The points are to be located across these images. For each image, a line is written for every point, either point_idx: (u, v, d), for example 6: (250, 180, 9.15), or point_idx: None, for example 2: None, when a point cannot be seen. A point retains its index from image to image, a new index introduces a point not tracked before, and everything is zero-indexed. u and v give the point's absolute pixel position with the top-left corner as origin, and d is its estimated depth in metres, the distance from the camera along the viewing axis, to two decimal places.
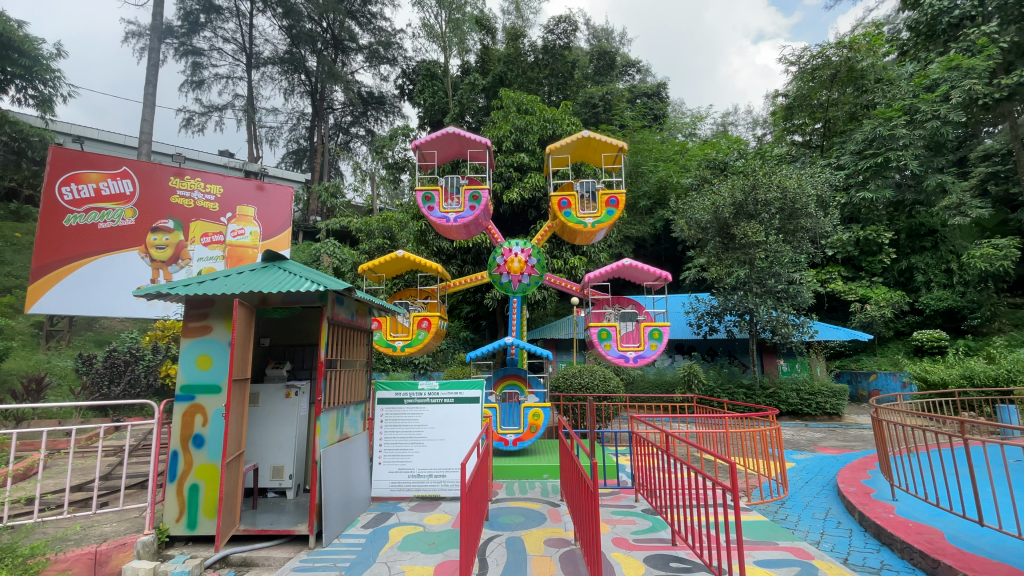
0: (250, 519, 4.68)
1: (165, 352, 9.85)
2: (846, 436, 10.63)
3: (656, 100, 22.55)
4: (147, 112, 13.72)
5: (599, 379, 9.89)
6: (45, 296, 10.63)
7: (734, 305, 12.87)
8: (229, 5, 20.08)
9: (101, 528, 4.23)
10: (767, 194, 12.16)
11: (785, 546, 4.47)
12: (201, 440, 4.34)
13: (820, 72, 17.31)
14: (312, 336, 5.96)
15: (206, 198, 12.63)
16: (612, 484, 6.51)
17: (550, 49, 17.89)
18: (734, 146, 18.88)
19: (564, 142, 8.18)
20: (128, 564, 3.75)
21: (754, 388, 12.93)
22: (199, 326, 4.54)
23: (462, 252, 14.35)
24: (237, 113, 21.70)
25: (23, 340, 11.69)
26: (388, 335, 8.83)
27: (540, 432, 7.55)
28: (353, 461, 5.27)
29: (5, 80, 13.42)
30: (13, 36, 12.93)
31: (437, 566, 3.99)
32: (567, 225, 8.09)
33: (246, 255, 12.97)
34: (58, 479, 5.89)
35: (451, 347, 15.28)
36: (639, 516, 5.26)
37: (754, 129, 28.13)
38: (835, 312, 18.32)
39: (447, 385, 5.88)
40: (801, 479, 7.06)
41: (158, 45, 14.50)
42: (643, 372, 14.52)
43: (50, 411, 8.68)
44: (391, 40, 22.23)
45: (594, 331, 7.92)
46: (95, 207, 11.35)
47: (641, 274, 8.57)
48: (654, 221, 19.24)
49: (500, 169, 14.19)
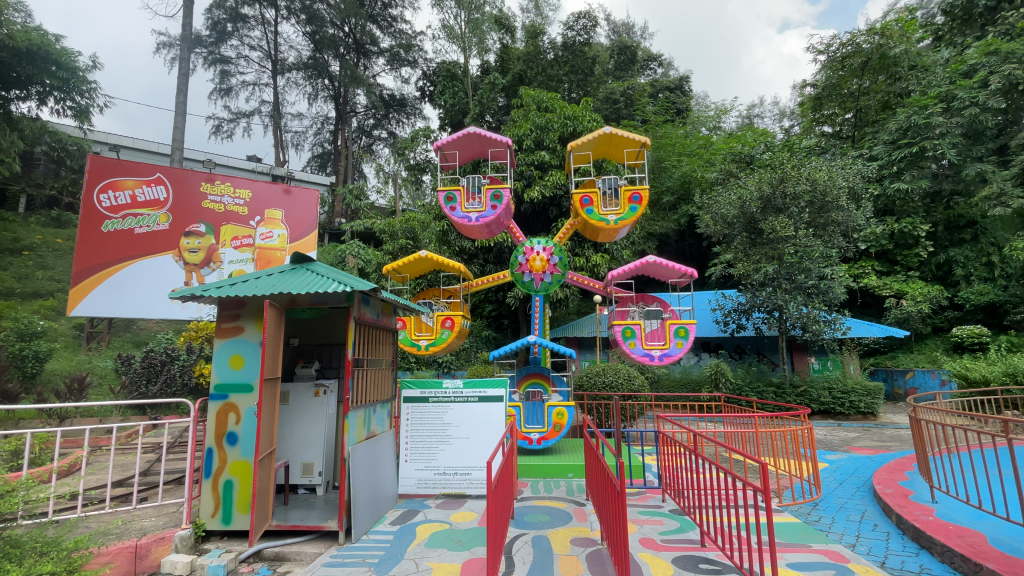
0: (282, 514, 4.79)
1: (199, 352, 10.15)
2: (882, 436, 10.25)
3: (678, 94, 22.05)
4: (178, 120, 14.15)
5: (624, 378, 9.76)
6: (86, 300, 11.04)
7: (762, 302, 12.51)
8: (254, 13, 20.54)
9: (141, 522, 4.39)
10: (796, 187, 11.86)
11: (819, 549, 4.34)
12: (235, 437, 4.46)
13: (851, 60, 16.72)
14: (339, 336, 6.07)
15: (236, 203, 12.99)
16: (639, 484, 6.43)
17: (569, 46, 17.89)
18: (761, 139, 18.47)
19: (585, 138, 8.09)
20: (167, 558, 3.86)
21: (784, 386, 12.60)
22: (232, 326, 4.67)
23: (483, 251, 14.48)
24: (264, 119, 22.20)
25: (65, 342, 12.24)
26: (413, 334, 8.94)
27: (565, 432, 7.50)
28: (381, 459, 5.35)
29: (44, 92, 14.01)
30: (50, 49, 13.46)
31: (465, 564, 4.01)
32: (589, 222, 8.03)
33: (275, 257, 13.31)
34: (100, 475, 6.15)
35: (474, 346, 15.37)
36: (666, 517, 5.18)
37: (780, 121, 27.40)
38: (868, 308, 17.75)
39: (471, 383, 5.91)
40: (834, 481, 6.85)
41: (188, 54, 14.92)
42: (668, 371, 14.29)
43: (92, 409, 9.04)
44: (412, 42, 22.48)
45: (617, 330, 7.84)
46: (131, 213, 11.78)
47: (666, 270, 8.39)
48: (678, 217, 18.94)
49: (521, 168, 14.21)
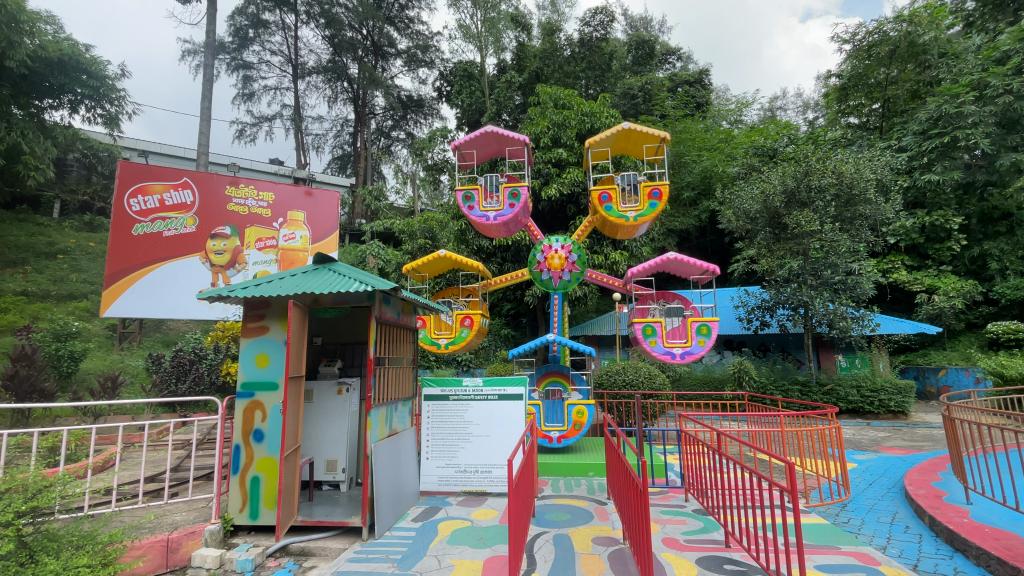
0: (307, 510, 4.88)
1: (225, 351, 10.41)
2: (913, 436, 9.92)
3: (698, 87, 21.61)
4: (203, 125, 14.50)
5: (644, 376, 9.65)
6: (119, 301, 11.44)
7: (787, 298, 12.26)
8: (275, 19, 20.92)
9: (172, 517, 4.53)
10: (822, 180, 11.52)
11: (848, 551, 4.23)
12: (261, 434, 4.55)
13: (878, 48, 16.25)
14: (361, 335, 6.15)
15: (259, 205, 13.26)
16: (661, 483, 6.36)
17: (586, 42, 17.81)
18: (784, 132, 18.07)
19: (604, 134, 8.02)
20: (198, 552, 3.97)
21: (810, 384, 12.32)
22: (257, 326, 4.77)
23: (501, 250, 14.52)
24: (285, 122, 22.61)
25: (99, 342, 12.66)
26: (433, 332, 9.01)
27: (585, 430, 7.47)
28: (402, 456, 5.40)
29: (76, 101, 14.50)
30: (81, 59, 13.95)
31: (486, 561, 4.03)
32: (608, 219, 7.95)
33: (298, 258, 13.56)
34: (133, 470, 6.34)
35: (493, 344, 15.40)
36: (690, 517, 5.12)
37: (804, 113, 26.77)
38: (898, 304, 17.23)
39: (490, 381, 5.92)
40: (863, 481, 6.67)
41: (212, 61, 15.28)
42: (690, 369, 14.12)
43: (124, 407, 9.33)
44: (429, 43, 22.62)
45: (638, 327, 7.75)
46: (160, 217, 12.11)
47: (688, 267, 8.25)
48: (699, 213, 18.66)
49: (539, 166, 14.17)
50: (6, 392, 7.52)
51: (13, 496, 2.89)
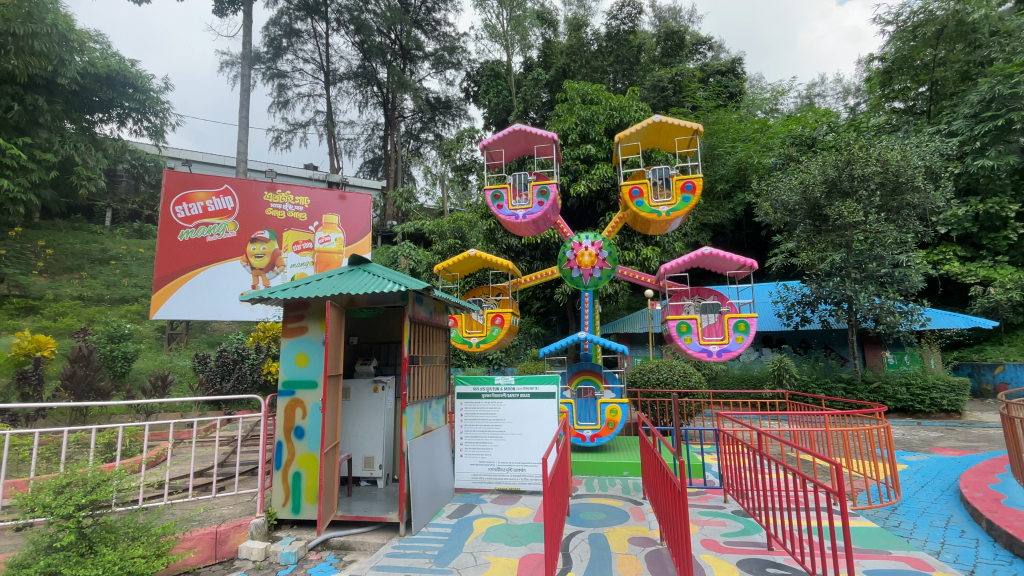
0: (347, 505, 5.00)
1: (266, 351, 10.80)
2: (969, 436, 9.38)
3: (731, 77, 20.93)
4: (242, 133, 15.04)
5: (679, 374, 9.45)
6: (167, 304, 11.99)
7: (829, 292, 11.80)
8: (307, 27, 21.43)
9: (220, 510, 4.71)
10: (865, 168, 10.99)
11: (899, 556, 4.04)
12: (302, 431, 4.68)
13: (923, 29, 15.42)
14: (396, 334, 6.26)
15: (296, 209, 13.68)
16: (699, 483, 6.22)
17: (614, 36, 17.60)
18: (823, 120, 17.36)
19: (634, 129, 7.88)
20: (244, 544, 4.12)
21: (855, 382, 11.79)
22: (297, 326, 4.91)
23: (530, 248, 14.57)
24: (319, 128, 23.20)
25: (150, 343, 13.31)
26: (464, 331, 9.11)
27: (619, 429, 7.36)
28: (437, 454, 5.48)
29: (124, 114, 15.34)
30: (127, 74, 14.76)
31: (522, 558, 4.03)
32: (639, 215, 7.82)
33: (333, 260, 13.90)
34: (184, 465, 6.65)
35: (524, 343, 15.45)
36: (730, 518, 5.00)
37: (845, 99, 25.67)
38: (950, 297, 16.35)
39: (523, 380, 5.92)
40: (915, 483, 6.35)
41: (249, 71, 15.79)
42: (726, 367, 13.78)
43: (174, 404, 9.77)
44: (456, 44, 22.80)
45: (672, 325, 7.59)
46: (203, 222, 12.64)
47: (723, 262, 8.02)
48: (734, 206, 18.14)
49: (567, 162, 14.11)
50: (66, 391, 7.97)
51: (74, 490, 3.05)
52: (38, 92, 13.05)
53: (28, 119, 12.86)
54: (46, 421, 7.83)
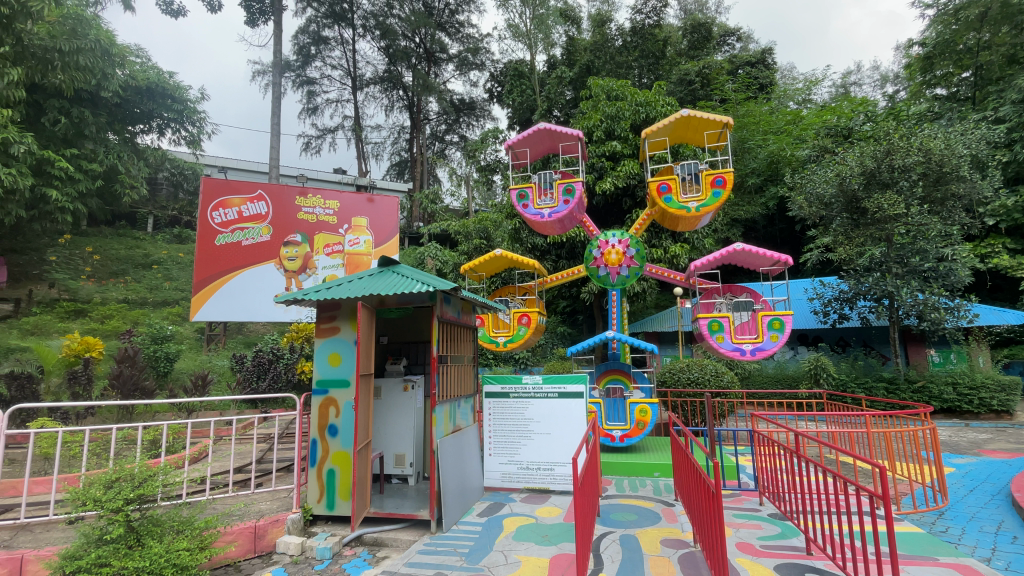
0: (379, 502, 5.09)
1: (300, 351, 11.08)
2: (1022, 438, 8.90)
3: (761, 68, 20.43)
4: (274, 139, 15.48)
5: (711, 374, 9.26)
6: (205, 306, 12.39)
7: (869, 288, 11.37)
8: (334, 34, 21.87)
9: (259, 505, 4.86)
10: (906, 159, 10.53)
11: (947, 562, 3.86)
12: (336, 429, 4.79)
13: (966, 12, 14.56)
14: (425, 334, 6.34)
15: (326, 213, 14.01)
16: (733, 485, 6.08)
17: (639, 30, 17.41)
18: (859, 109, 16.73)
19: (661, 124, 7.76)
20: (282, 539, 4.25)
21: (897, 381, 11.30)
22: (330, 327, 5.03)
23: (556, 247, 14.56)
24: (347, 133, 23.68)
25: (190, 344, 13.84)
26: (491, 331, 9.16)
27: (649, 429, 7.26)
28: (466, 452, 5.52)
29: (164, 125, 16.01)
30: (166, 85, 15.41)
31: (553, 558, 4.03)
32: (668, 211, 7.70)
33: (362, 262, 14.17)
34: (224, 461, 6.89)
35: (551, 342, 15.45)
36: (766, 521, 4.88)
37: (882, 87, 24.71)
38: (1000, 292, 15.54)
39: (551, 379, 5.90)
40: (963, 487, 6.05)
41: (279, 79, 16.21)
42: (760, 367, 13.45)
43: (214, 402, 10.12)
44: (479, 45, 22.93)
45: (703, 323, 7.43)
46: (239, 227, 13.07)
47: (756, 258, 7.81)
48: (767, 200, 17.67)
49: (592, 160, 14.01)
50: (114, 389, 8.37)
51: (122, 484, 3.22)
52: (83, 105, 13.74)
53: (75, 131, 13.52)
54: (95, 418, 8.23)
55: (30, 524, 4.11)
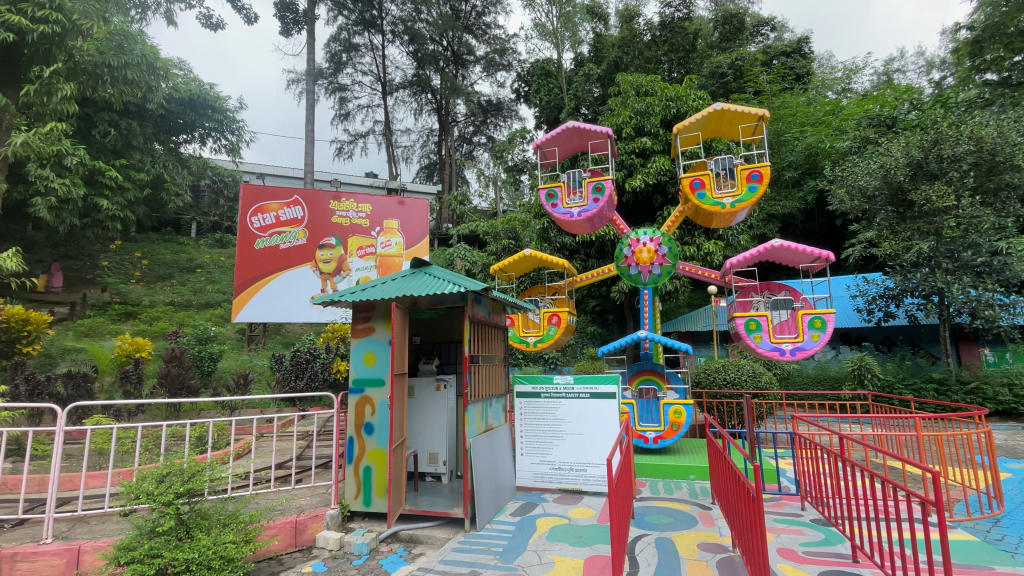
0: (414, 500, 5.18)
1: (335, 351, 11.36)
2: None
3: (796, 58, 19.79)
4: (308, 146, 15.92)
5: (748, 374, 9.03)
6: (246, 307, 12.84)
7: (917, 285, 10.91)
8: (364, 41, 22.26)
9: (299, 501, 5.01)
10: (956, 148, 10.00)
11: (1004, 573, 3.65)
12: (371, 427, 4.89)
13: None
14: (456, 334, 6.41)
15: (359, 216, 14.32)
16: (773, 489, 5.89)
17: (668, 24, 17.14)
18: (904, 97, 15.96)
19: (693, 118, 7.61)
20: (321, 534, 4.37)
21: (948, 382, 10.77)
22: (365, 327, 5.14)
23: (585, 246, 14.45)
24: (378, 137, 24.09)
25: (232, 344, 14.35)
26: (521, 331, 9.18)
27: (684, 431, 7.12)
28: (498, 452, 5.55)
29: (206, 135, 16.71)
30: (207, 96, 16.08)
31: (587, 560, 4.00)
32: (701, 207, 7.53)
33: (394, 264, 14.43)
34: (266, 457, 7.14)
35: (581, 342, 15.41)
36: (808, 526, 4.71)
37: (928, 74, 23.52)
38: None
39: (582, 379, 5.85)
40: (1022, 494, 5.69)
41: (313, 86, 16.67)
42: (799, 367, 13.07)
43: (254, 402, 10.46)
44: (506, 46, 23.02)
45: (740, 322, 7.23)
46: (277, 231, 13.49)
47: (795, 255, 7.56)
48: (805, 194, 17.11)
49: (622, 157, 13.86)
50: (163, 387, 8.78)
51: (173, 479, 3.37)
52: (131, 117, 14.47)
53: (123, 143, 14.24)
54: (145, 415, 8.64)
55: (86, 517, 4.36)
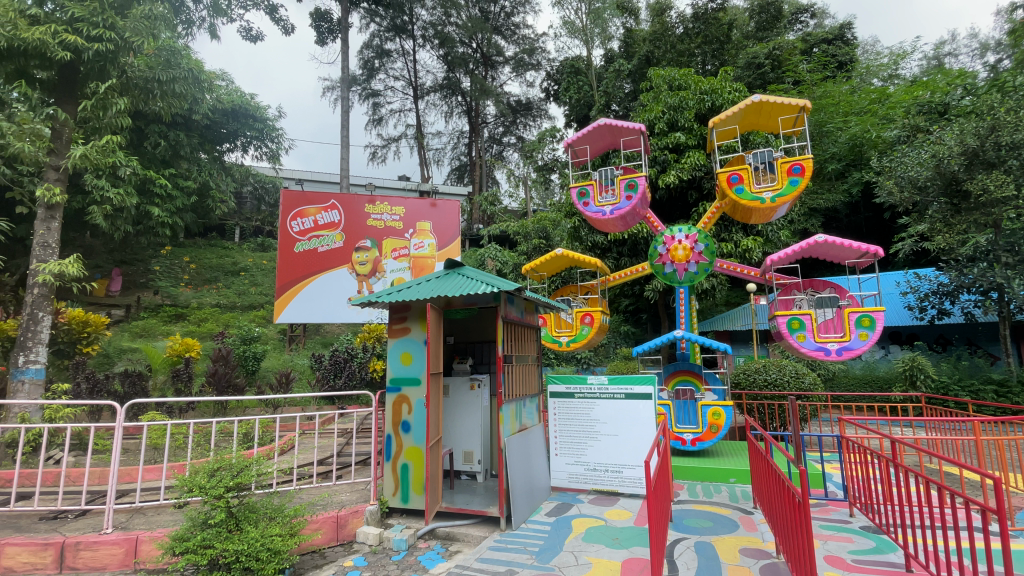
0: (450, 497, 5.25)
1: (372, 351, 11.65)
2: None
3: (839, 45, 19.02)
4: (343, 150, 16.33)
5: (790, 375, 8.73)
6: (287, 309, 13.32)
7: (973, 280, 10.39)
8: (396, 47, 22.67)
9: (340, 496, 5.16)
10: (1016, 134, 9.29)
11: None
12: (408, 425, 4.98)
13: None
14: (489, 334, 6.45)
15: (393, 219, 14.60)
16: (819, 494, 5.68)
17: (701, 16, 16.77)
18: (958, 81, 15.06)
19: (728, 112, 7.41)
20: (361, 529, 4.47)
21: (1009, 384, 10.11)
22: (401, 328, 5.24)
23: (617, 244, 14.25)
24: (410, 141, 24.50)
25: (274, 344, 14.89)
26: (554, 330, 9.17)
27: (723, 433, 6.96)
28: (533, 452, 5.56)
29: (247, 143, 17.37)
30: (248, 106, 16.74)
31: (625, 562, 3.96)
32: (739, 203, 7.30)
33: (427, 265, 14.63)
34: (308, 453, 7.40)
35: (614, 341, 15.27)
36: (858, 534, 4.51)
37: (983, 56, 22.12)
38: None
39: (617, 380, 5.78)
40: None
41: (347, 93, 17.09)
42: (844, 367, 12.56)
43: (296, 399, 10.81)
44: (535, 45, 23.00)
45: (782, 322, 6.97)
46: (315, 235, 13.92)
47: (841, 251, 7.24)
48: (849, 186, 16.41)
49: (655, 153, 13.64)
50: (210, 386, 9.22)
51: (223, 473, 3.54)
52: (178, 128, 15.22)
53: (172, 153, 15.00)
54: (195, 412, 9.07)
55: (143, 509, 4.65)
